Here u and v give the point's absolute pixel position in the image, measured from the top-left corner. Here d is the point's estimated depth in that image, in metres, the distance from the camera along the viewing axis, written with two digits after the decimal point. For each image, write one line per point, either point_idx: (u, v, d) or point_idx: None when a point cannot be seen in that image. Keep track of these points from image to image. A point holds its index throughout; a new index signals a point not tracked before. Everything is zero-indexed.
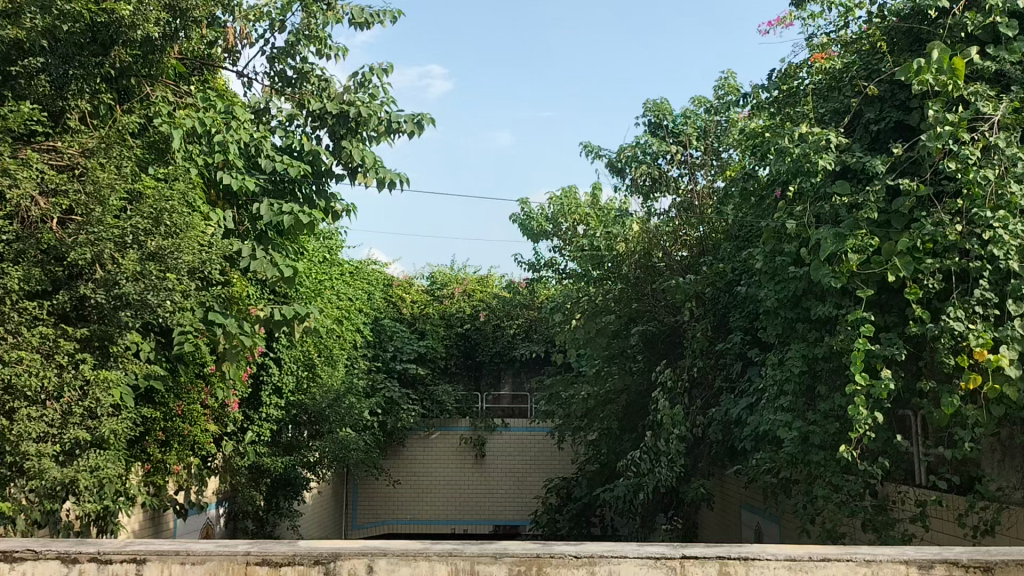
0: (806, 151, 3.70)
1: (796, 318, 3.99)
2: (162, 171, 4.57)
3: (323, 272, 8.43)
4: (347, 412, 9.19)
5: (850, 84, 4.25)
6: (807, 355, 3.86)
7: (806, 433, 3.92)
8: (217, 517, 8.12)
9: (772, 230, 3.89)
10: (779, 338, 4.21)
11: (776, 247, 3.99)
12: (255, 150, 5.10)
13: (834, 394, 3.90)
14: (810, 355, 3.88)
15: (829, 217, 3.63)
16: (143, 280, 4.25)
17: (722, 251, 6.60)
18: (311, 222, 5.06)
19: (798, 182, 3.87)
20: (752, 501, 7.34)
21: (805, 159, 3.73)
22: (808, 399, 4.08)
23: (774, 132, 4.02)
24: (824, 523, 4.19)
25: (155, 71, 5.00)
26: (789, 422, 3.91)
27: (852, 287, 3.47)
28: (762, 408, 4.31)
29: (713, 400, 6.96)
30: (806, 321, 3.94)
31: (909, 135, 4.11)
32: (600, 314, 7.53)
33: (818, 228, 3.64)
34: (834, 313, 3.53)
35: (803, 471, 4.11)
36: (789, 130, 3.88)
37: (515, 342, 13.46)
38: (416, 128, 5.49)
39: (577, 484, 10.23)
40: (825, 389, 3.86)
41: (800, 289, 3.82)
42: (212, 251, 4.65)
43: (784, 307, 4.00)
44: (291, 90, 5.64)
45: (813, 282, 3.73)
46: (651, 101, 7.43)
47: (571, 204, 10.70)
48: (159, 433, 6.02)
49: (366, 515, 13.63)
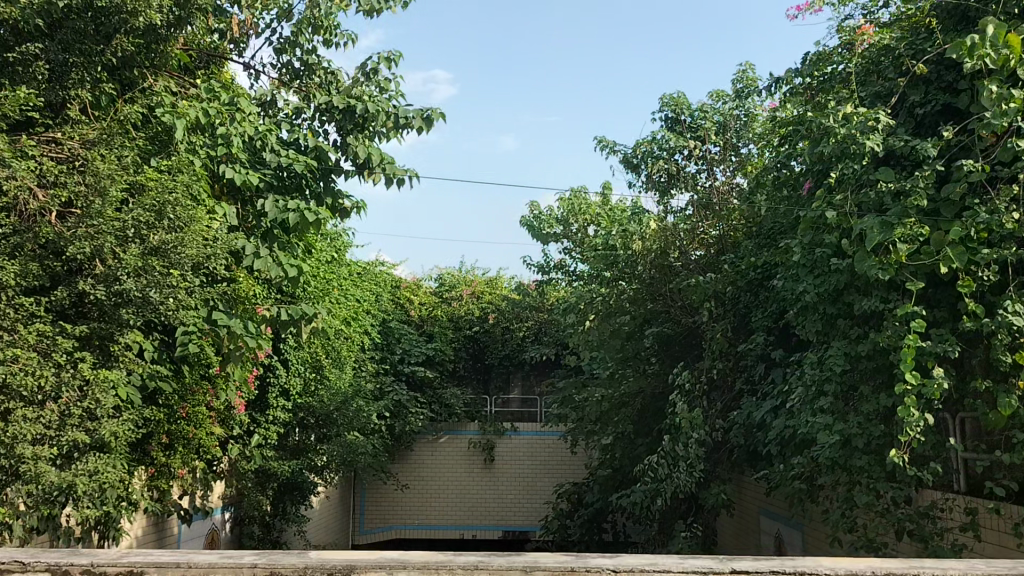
0: (848, 136, 3.52)
1: (836, 313, 3.81)
2: (164, 162, 4.40)
3: (331, 272, 8.26)
4: (355, 415, 9.01)
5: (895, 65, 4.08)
6: (848, 353, 3.67)
7: (845, 436, 3.73)
8: (223, 522, 7.92)
9: (809, 223, 3.70)
10: (816, 335, 4.03)
11: (814, 239, 3.80)
12: (260, 144, 4.92)
13: (876, 395, 3.71)
14: (852, 354, 3.68)
15: (873, 206, 3.44)
16: (144, 276, 4.07)
17: (743, 249, 6.41)
18: (318, 219, 4.86)
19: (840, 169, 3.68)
20: (773, 507, 7.13)
21: (848, 144, 3.54)
22: (847, 399, 3.89)
23: (814, 117, 3.82)
24: (862, 531, 3.99)
25: (158, 61, 4.83)
26: (828, 424, 3.73)
27: (900, 280, 3.29)
28: (797, 410, 4.13)
29: (735, 403, 6.76)
30: (846, 317, 3.76)
31: (958, 118, 3.93)
32: (614, 315, 7.38)
33: (861, 218, 3.45)
34: (880, 307, 3.35)
35: (841, 476, 3.91)
36: (833, 110, 3.65)
37: (525, 345, 13.26)
38: (424, 124, 5.21)
39: (589, 488, 10.00)
40: (867, 390, 3.68)
41: (840, 284, 3.63)
42: (217, 246, 4.45)
43: (823, 302, 3.81)
44: (299, 82, 5.46)
45: (856, 275, 3.55)
46: (668, 94, 7.15)
47: (581, 204, 10.41)
48: (162, 436, 5.83)
49: (373, 521, 13.44)
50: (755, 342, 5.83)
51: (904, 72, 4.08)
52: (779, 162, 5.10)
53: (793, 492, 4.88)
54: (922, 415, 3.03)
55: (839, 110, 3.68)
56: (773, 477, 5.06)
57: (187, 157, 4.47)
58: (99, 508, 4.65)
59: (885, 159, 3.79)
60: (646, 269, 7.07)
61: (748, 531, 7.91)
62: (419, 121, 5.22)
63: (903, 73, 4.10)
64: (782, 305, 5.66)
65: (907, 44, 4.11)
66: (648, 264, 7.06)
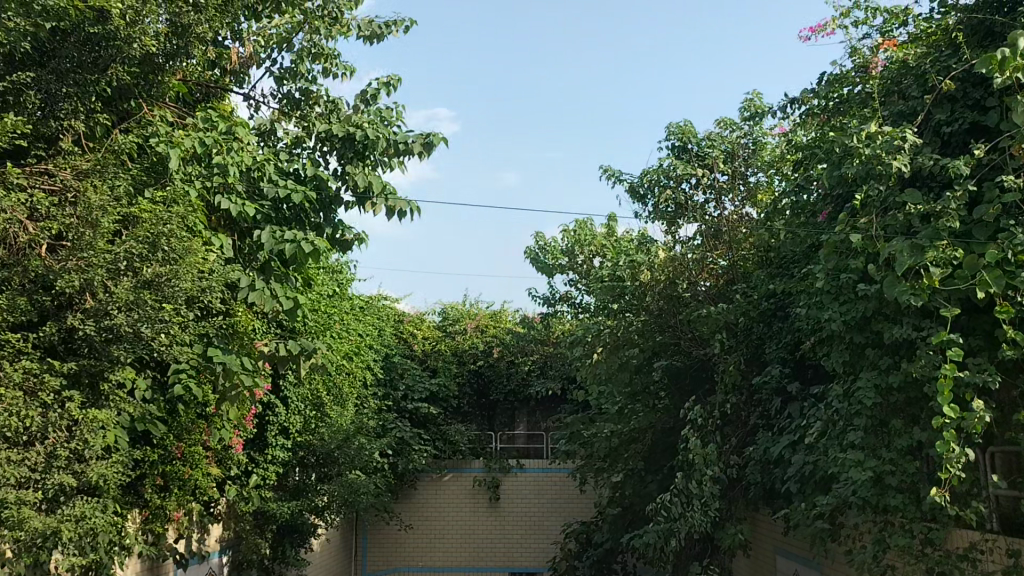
0: (873, 157, 3.38)
1: (864, 343, 3.64)
2: (160, 193, 4.23)
3: (332, 306, 8.10)
4: (358, 453, 8.79)
5: (920, 84, 3.99)
6: (878, 386, 3.48)
7: (876, 473, 3.52)
8: (220, 565, 7.54)
9: (832, 248, 3.53)
10: (841, 366, 3.85)
11: (839, 265, 3.65)
12: (257, 174, 4.79)
13: (908, 429, 3.52)
14: (882, 386, 3.49)
15: (901, 228, 3.30)
16: (137, 310, 3.90)
17: (755, 279, 6.24)
18: (317, 251, 4.69)
19: (865, 191, 3.55)
20: (791, 546, 6.87)
21: (873, 165, 3.40)
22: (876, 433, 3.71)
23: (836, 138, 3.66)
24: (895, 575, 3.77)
25: (155, 91, 4.72)
26: (858, 461, 3.54)
27: (934, 306, 3.13)
28: (824, 445, 3.94)
29: (750, 438, 6.54)
30: (875, 347, 3.59)
31: (986, 136, 3.81)
32: (622, 347, 7.04)
33: (889, 241, 3.31)
34: (913, 335, 3.19)
35: (871, 516, 3.71)
36: (855, 129, 3.50)
37: (530, 379, 13.04)
38: (425, 149, 5.09)
39: (597, 527, 9.72)
40: (899, 424, 3.49)
41: (868, 311, 3.45)
42: (213, 279, 4.28)
43: (850, 331, 3.65)
44: (299, 112, 5.32)
45: (885, 303, 3.39)
46: (674, 124, 7.04)
47: (586, 236, 10.39)
48: (155, 477, 5.62)
49: (376, 562, 13.12)
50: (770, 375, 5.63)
51: (930, 90, 3.95)
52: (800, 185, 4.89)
53: (816, 531, 4.65)
54: (962, 450, 2.85)
55: (861, 130, 3.53)
56: (794, 517, 4.83)
57: (182, 187, 4.32)
58: (87, 555, 4.46)
59: (911, 179, 3.62)
60: (654, 301, 6.90)
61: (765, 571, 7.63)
62: (419, 145, 5.11)
63: (927, 90, 3.97)
64: (799, 335, 5.46)
65: (932, 61, 3.97)
66: (656, 296, 6.88)
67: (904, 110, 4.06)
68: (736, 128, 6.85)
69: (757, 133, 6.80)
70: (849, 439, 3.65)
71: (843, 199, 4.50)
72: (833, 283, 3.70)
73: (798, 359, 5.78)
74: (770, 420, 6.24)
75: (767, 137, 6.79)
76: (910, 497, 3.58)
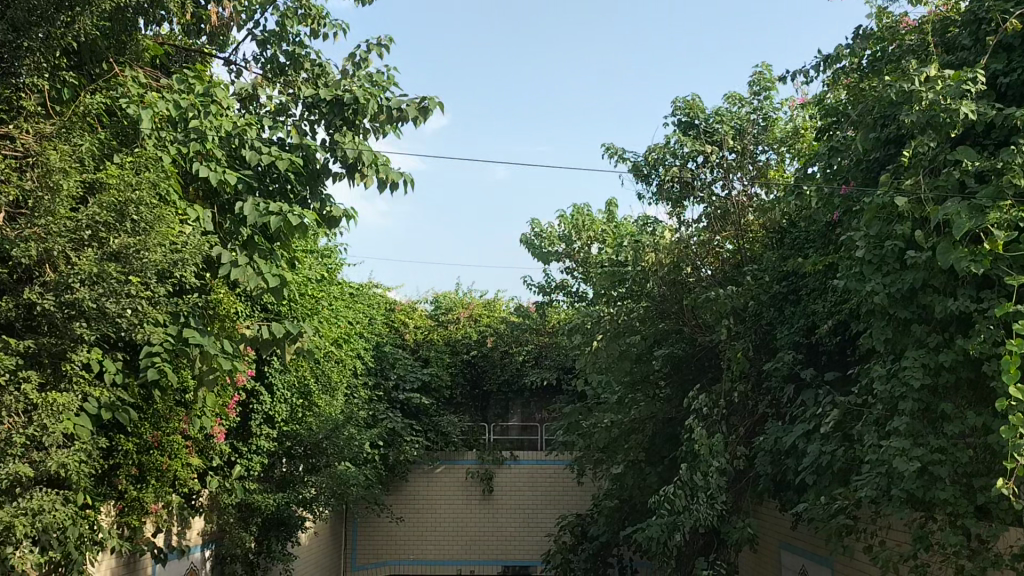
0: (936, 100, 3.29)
1: (910, 319, 3.38)
2: (129, 159, 3.85)
3: (322, 290, 7.75)
4: (347, 444, 8.45)
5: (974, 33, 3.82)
6: (927, 364, 3.22)
7: (921, 463, 3.25)
8: (202, 561, 7.23)
9: (874, 214, 3.34)
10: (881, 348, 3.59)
11: (881, 234, 3.39)
12: (236, 141, 4.40)
13: (959, 414, 3.27)
14: (931, 366, 3.23)
15: (954, 188, 3.20)
16: (100, 284, 3.54)
17: (766, 261, 5.97)
18: (304, 225, 4.31)
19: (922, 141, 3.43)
20: (798, 541, 6.59)
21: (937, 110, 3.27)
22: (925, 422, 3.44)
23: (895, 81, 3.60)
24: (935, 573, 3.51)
25: (129, 51, 4.40)
26: (903, 450, 3.27)
27: (998, 274, 2.90)
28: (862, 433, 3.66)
29: (758, 428, 6.26)
30: (922, 323, 3.33)
31: None
32: (624, 335, 6.69)
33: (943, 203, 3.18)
34: (971, 306, 3.00)
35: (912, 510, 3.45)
36: (915, 74, 3.42)
37: (524, 370, 12.73)
38: (421, 115, 4.78)
39: (593, 520, 9.42)
40: (951, 408, 3.24)
41: (916, 283, 3.20)
42: (187, 252, 3.89)
43: (894, 307, 3.38)
44: (285, 78, 4.96)
45: (936, 275, 3.14)
46: (681, 99, 6.69)
47: (584, 221, 10.20)
48: (130, 467, 5.29)
49: (365, 556, 12.80)
50: (781, 361, 5.34)
51: (981, 39, 3.81)
52: (834, 146, 4.47)
53: (839, 526, 4.37)
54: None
55: (922, 73, 3.45)
56: (813, 511, 4.54)
57: (154, 153, 3.94)
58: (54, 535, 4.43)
59: (962, 137, 3.63)
60: (661, 284, 6.53)
61: (770, 566, 7.36)
62: (414, 110, 4.79)
63: (978, 37, 3.83)
64: (814, 318, 5.19)
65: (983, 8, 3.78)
66: (663, 280, 6.51)
67: (954, 64, 3.92)
68: (746, 103, 6.52)
69: (766, 108, 6.50)
70: (890, 425, 3.36)
71: (869, 170, 4.23)
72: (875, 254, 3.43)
73: (811, 343, 5.50)
74: (780, 408, 5.96)
75: (779, 113, 6.47)
76: (952, 490, 3.29)
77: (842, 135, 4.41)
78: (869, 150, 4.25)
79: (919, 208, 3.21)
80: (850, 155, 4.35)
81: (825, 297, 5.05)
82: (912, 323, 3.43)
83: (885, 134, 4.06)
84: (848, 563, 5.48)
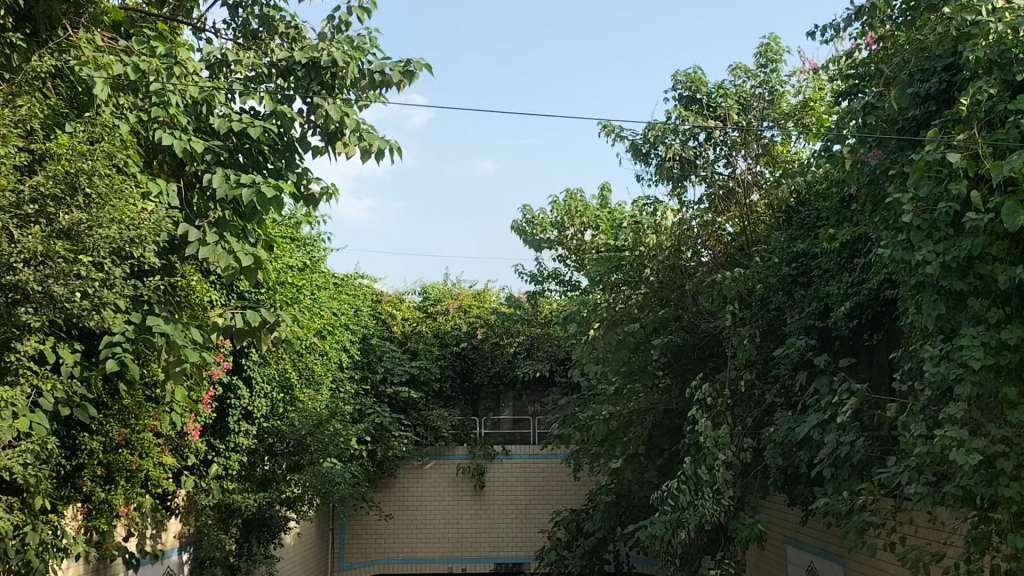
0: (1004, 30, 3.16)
1: (966, 292, 3.17)
2: (80, 127, 3.46)
3: (303, 279, 7.38)
4: (331, 440, 8.08)
5: None
6: (988, 343, 3.01)
7: (982, 456, 3.01)
8: (179, 565, 6.86)
9: (922, 171, 3.13)
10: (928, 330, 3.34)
11: (934, 197, 3.18)
12: (203, 110, 4.03)
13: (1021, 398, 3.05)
14: (993, 346, 3.02)
15: (1016, 141, 3.03)
16: (46, 265, 3.16)
17: (773, 242, 5.66)
18: (278, 198, 3.92)
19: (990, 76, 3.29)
20: (807, 536, 6.31)
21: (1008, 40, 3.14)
22: (983, 410, 3.21)
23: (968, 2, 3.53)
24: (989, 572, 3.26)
25: (86, 14, 4.03)
26: (963, 440, 3.03)
27: None
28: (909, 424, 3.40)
29: (767, 419, 5.99)
30: (981, 297, 3.12)
31: None
32: (622, 323, 6.34)
33: (1007, 158, 3.02)
34: None
35: (966, 506, 3.20)
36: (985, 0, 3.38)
37: (516, 361, 12.39)
38: (404, 78, 4.54)
39: (588, 515, 9.08)
40: (1013, 394, 3.02)
41: (974, 249, 3.03)
42: (145, 229, 3.47)
43: (948, 279, 3.16)
44: (259, 45, 4.60)
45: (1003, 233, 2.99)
46: (682, 73, 6.37)
47: (577, 207, 9.85)
48: (96, 466, 4.91)
49: (354, 555, 12.43)
50: (792, 347, 5.02)
51: None
52: (868, 105, 4.10)
53: (868, 522, 4.10)
54: None
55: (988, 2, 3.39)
56: (832, 507, 4.24)
57: (109, 119, 3.55)
58: (11, 541, 4.16)
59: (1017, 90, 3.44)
60: (660, 269, 6.20)
61: (775, 562, 7.10)
62: (398, 73, 4.55)
63: None
64: (828, 301, 4.89)
65: None
66: (663, 264, 6.18)
67: None
68: (751, 77, 6.19)
69: (772, 82, 6.17)
70: (943, 413, 3.12)
71: (892, 136, 3.99)
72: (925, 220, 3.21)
73: (824, 328, 5.20)
74: (790, 397, 5.66)
75: (786, 90, 6.18)
76: (1016, 485, 3.04)
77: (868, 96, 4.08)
78: (900, 113, 3.96)
79: (976, 164, 3.03)
80: (877, 119, 4.01)
81: (840, 279, 4.74)
82: (966, 295, 3.20)
83: (922, 90, 3.78)
84: (864, 560, 5.20)
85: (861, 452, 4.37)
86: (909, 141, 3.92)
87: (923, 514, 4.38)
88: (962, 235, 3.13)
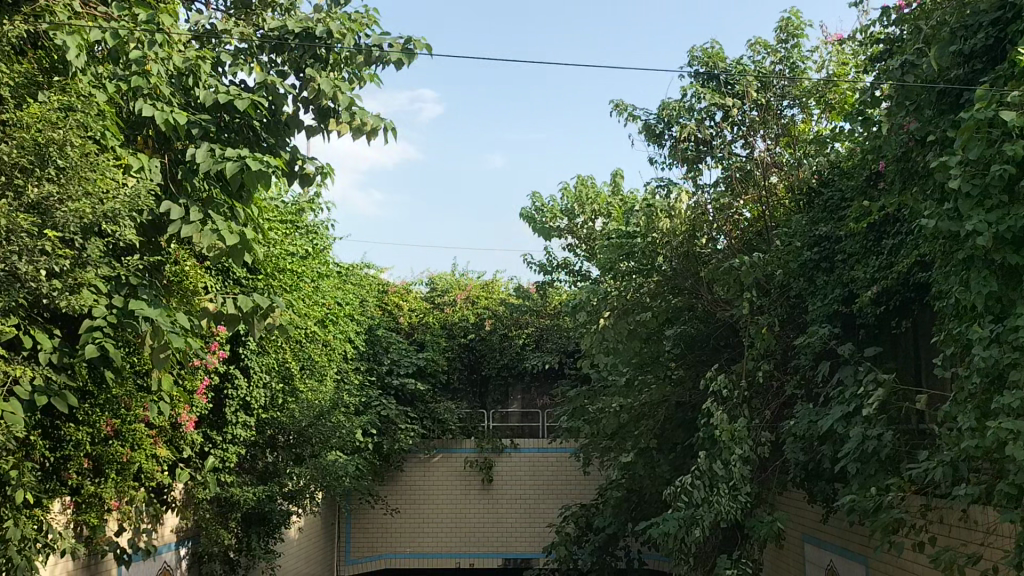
0: None
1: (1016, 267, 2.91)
2: (53, 94, 3.25)
3: (304, 265, 7.15)
4: (333, 432, 7.85)
5: None
6: None
7: None
8: (176, 561, 6.65)
9: (971, 133, 2.87)
10: (973, 310, 3.08)
11: (981, 163, 2.93)
12: (189, 81, 3.87)
13: None
14: None
15: None
16: (10, 239, 2.92)
17: (793, 225, 5.38)
18: (267, 174, 3.70)
19: None
20: (827, 535, 6.04)
21: None
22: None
23: None
24: None
25: None
26: (1016, 427, 2.78)
27: None
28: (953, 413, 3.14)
29: (785, 412, 5.74)
30: None
31: None
32: (633, 312, 6.08)
33: None
34: None
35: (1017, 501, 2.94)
36: None
37: (525, 353, 12.16)
38: (403, 56, 4.11)
39: (599, 511, 8.83)
40: None
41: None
42: (119, 204, 3.24)
43: (998, 252, 2.90)
44: (252, 17, 4.38)
45: None
46: (699, 49, 6.09)
47: (588, 193, 9.61)
48: (82, 459, 4.70)
49: (360, 550, 12.23)
50: (814, 335, 4.76)
51: None
52: (908, 61, 3.80)
53: (900, 519, 3.84)
54: None
55: None
56: (859, 505, 3.97)
57: (84, 86, 3.34)
58: None
59: None
60: (673, 255, 5.92)
61: (793, 560, 6.83)
62: (397, 51, 4.14)
63: None
64: (852, 287, 4.62)
65: None
66: (676, 250, 5.91)
67: None
68: (772, 53, 5.94)
69: (793, 59, 5.92)
70: (992, 400, 2.86)
71: (931, 102, 3.71)
72: (974, 188, 2.95)
73: (847, 316, 4.93)
74: (810, 388, 5.39)
75: (808, 67, 5.93)
76: None
77: (900, 61, 3.81)
78: (942, 73, 3.69)
79: None
80: (911, 88, 3.73)
81: (865, 262, 4.47)
82: (1019, 270, 2.94)
83: (967, 46, 3.50)
84: (889, 560, 4.93)
85: (888, 446, 4.11)
86: (949, 110, 3.65)
87: (955, 513, 4.12)
88: (1017, 202, 2.88)
